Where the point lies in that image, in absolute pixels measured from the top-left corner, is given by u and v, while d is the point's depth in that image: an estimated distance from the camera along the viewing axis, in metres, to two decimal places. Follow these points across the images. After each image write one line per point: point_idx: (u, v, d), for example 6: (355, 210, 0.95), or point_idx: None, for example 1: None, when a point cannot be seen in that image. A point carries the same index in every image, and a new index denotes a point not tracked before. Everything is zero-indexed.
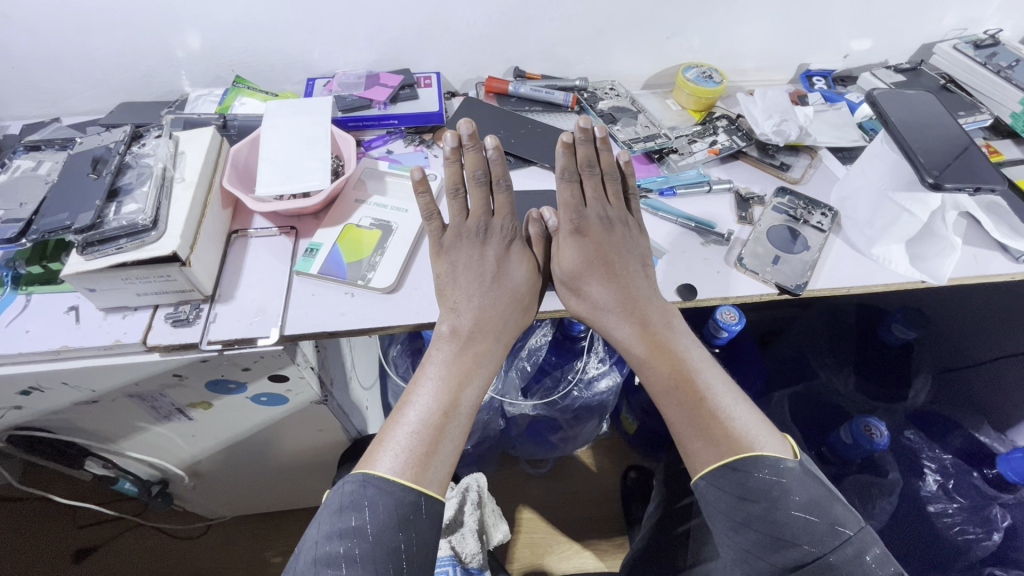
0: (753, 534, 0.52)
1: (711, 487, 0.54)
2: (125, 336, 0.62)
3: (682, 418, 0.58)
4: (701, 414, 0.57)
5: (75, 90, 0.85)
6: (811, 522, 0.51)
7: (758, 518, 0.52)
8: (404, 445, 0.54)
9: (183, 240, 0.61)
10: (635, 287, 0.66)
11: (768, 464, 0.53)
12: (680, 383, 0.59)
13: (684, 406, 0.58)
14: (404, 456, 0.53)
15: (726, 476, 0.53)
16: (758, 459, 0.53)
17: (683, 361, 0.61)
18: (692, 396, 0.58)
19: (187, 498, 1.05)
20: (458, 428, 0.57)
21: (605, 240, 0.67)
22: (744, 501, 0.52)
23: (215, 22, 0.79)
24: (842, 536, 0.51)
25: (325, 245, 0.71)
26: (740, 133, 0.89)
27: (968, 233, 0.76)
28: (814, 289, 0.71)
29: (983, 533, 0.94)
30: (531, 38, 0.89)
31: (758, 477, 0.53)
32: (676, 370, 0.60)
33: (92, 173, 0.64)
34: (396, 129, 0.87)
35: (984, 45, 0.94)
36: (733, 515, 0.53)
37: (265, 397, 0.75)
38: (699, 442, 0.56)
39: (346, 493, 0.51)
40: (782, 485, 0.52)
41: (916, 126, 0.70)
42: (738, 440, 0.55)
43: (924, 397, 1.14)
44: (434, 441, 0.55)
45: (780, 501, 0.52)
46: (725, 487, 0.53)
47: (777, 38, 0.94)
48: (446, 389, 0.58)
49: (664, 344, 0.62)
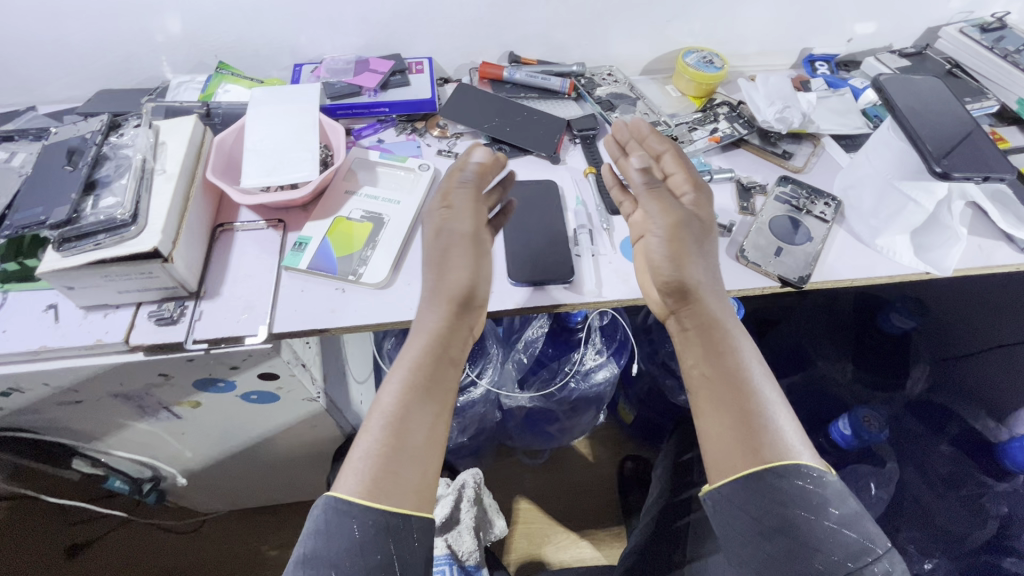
0: (786, 542, 0.49)
1: (749, 491, 0.50)
2: (107, 335, 0.60)
3: (723, 425, 0.53)
4: (746, 420, 0.53)
5: (52, 78, 0.81)
6: (844, 535, 0.49)
7: (794, 525, 0.49)
8: (367, 464, 0.49)
9: (165, 236, 0.58)
10: (697, 278, 0.60)
11: (811, 473, 0.50)
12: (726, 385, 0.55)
13: (731, 412, 0.53)
14: (365, 476, 0.49)
15: (765, 481, 0.50)
16: (801, 467, 0.50)
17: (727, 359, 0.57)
18: (741, 403, 0.54)
19: (181, 494, 1.04)
20: (416, 450, 0.51)
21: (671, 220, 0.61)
22: (782, 508, 0.49)
23: (196, 6, 0.76)
24: (873, 553, 0.49)
25: (314, 238, 0.68)
26: (741, 120, 0.86)
27: (974, 223, 0.74)
28: (817, 282, 0.69)
29: (976, 522, 0.96)
30: (525, 22, 0.86)
31: (799, 485, 0.50)
32: (728, 377, 0.55)
33: (68, 165, 0.61)
34: (387, 117, 0.84)
35: (991, 28, 0.92)
36: (770, 521, 0.49)
37: (256, 395, 0.73)
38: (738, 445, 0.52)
39: (329, 513, 0.47)
40: (822, 496, 0.50)
41: (922, 113, 0.69)
42: (779, 448, 0.51)
43: (922, 385, 1.13)
44: (390, 461, 0.49)
45: (819, 511, 0.49)
46: (759, 494, 0.50)
47: (780, 20, 0.91)
48: (400, 404, 0.52)
49: (724, 345, 0.58)
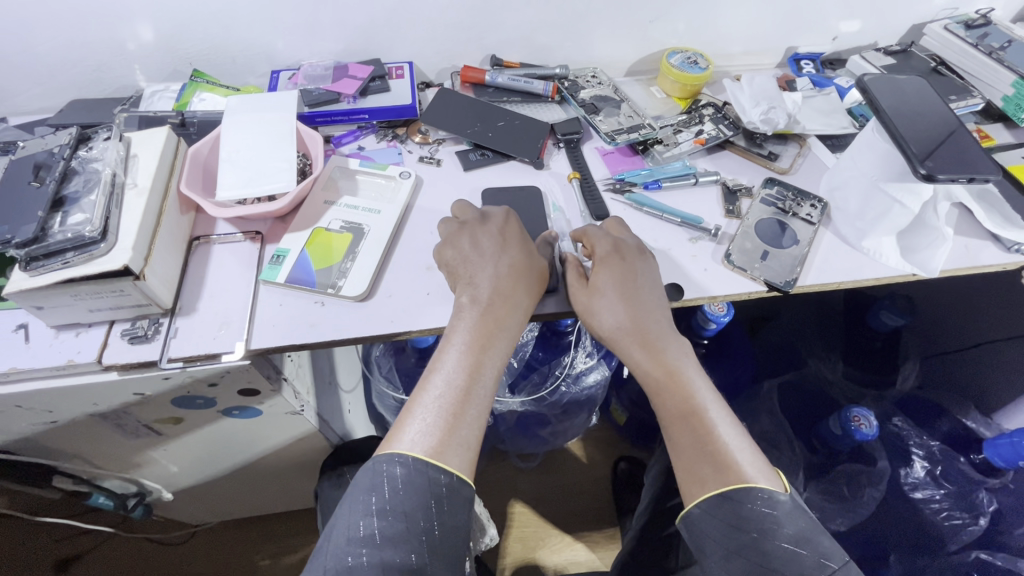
0: (742, 562, 0.50)
1: (706, 515, 0.52)
2: (79, 355, 0.58)
3: (690, 447, 0.55)
4: (708, 444, 0.54)
5: (21, 89, 0.79)
6: (799, 555, 0.49)
7: (748, 547, 0.50)
8: (429, 423, 0.52)
9: (136, 252, 0.56)
10: (651, 318, 0.61)
11: (762, 495, 0.51)
12: (678, 405, 0.57)
13: (697, 434, 0.55)
14: (433, 430, 0.51)
15: (717, 505, 0.51)
16: (753, 490, 0.51)
17: (678, 377, 0.59)
18: (704, 428, 0.56)
19: (167, 507, 1.02)
20: (479, 408, 0.54)
21: (624, 272, 0.63)
22: (737, 531, 0.50)
23: (168, 13, 0.74)
24: (829, 570, 0.48)
25: (293, 251, 0.67)
26: (726, 121, 0.85)
27: (960, 223, 0.74)
28: (803, 286, 0.69)
29: (969, 518, 0.95)
30: (507, 25, 0.85)
31: (749, 508, 0.51)
32: (688, 402, 0.57)
33: (34, 180, 0.59)
34: (368, 124, 0.82)
35: (976, 25, 0.91)
36: (725, 543, 0.50)
37: (238, 410, 0.72)
38: (706, 467, 0.53)
39: (382, 474, 0.49)
40: (773, 516, 0.50)
41: (907, 113, 0.68)
42: (738, 469, 0.53)
43: (912, 380, 1.14)
44: (457, 415, 0.53)
45: (770, 533, 0.50)
46: (714, 522, 0.51)
47: (765, 20, 0.91)
48: (474, 358, 0.56)
49: (681, 376, 0.59)
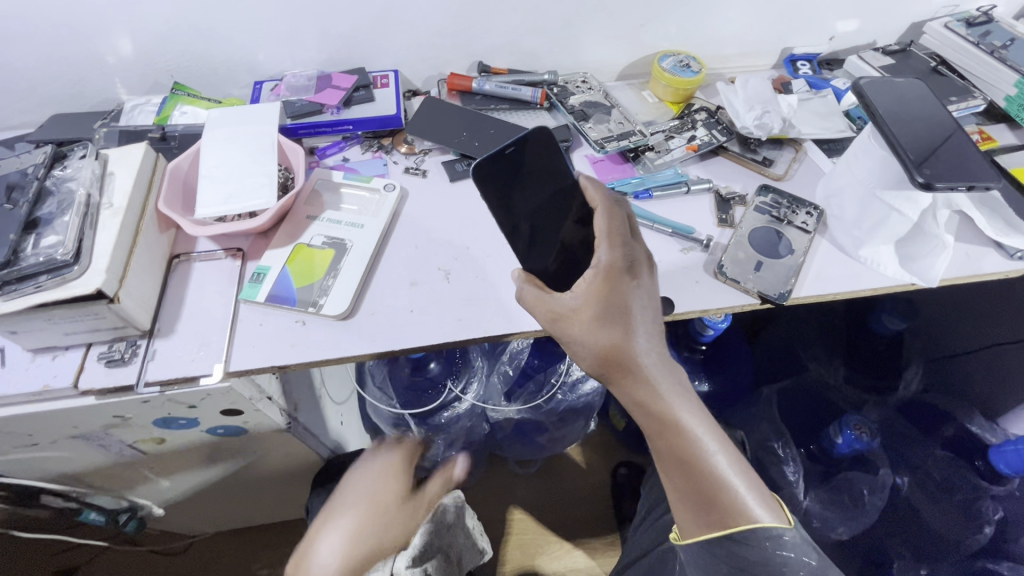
0: None
1: (707, 552, 0.53)
2: (55, 380, 0.57)
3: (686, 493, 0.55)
4: (706, 492, 0.53)
5: (0, 104, 0.78)
6: None
7: None
8: None
9: (110, 275, 0.55)
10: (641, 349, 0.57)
11: (767, 537, 0.50)
12: (675, 450, 0.55)
13: (688, 486, 0.54)
14: None
15: (721, 546, 0.52)
16: (760, 533, 0.50)
17: (668, 412, 0.56)
18: (696, 476, 0.54)
19: (161, 520, 1.02)
20: None
21: (612, 292, 0.57)
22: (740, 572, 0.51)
23: (145, 26, 0.73)
24: None
25: (273, 268, 0.65)
26: (720, 126, 0.83)
27: (962, 230, 0.72)
28: (798, 297, 0.67)
29: (973, 527, 0.93)
30: (493, 31, 0.83)
31: (756, 549, 0.50)
32: (680, 447, 0.55)
33: (8, 202, 0.58)
34: (352, 135, 0.81)
35: (977, 22, 0.89)
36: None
37: (223, 429, 0.71)
38: (698, 510, 0.54)
39: None
40: (783, 558, 0.50)
41: (904, 119, 0.66)
42: (735, 511, 0.52)
43: (917, 385, 1.11)
44: None
45: (779, 573, 0.50)
46: (714, 563, 0.52)
47: (758, 21, 0.88)
48: None
49: (679, 423, 0.55)
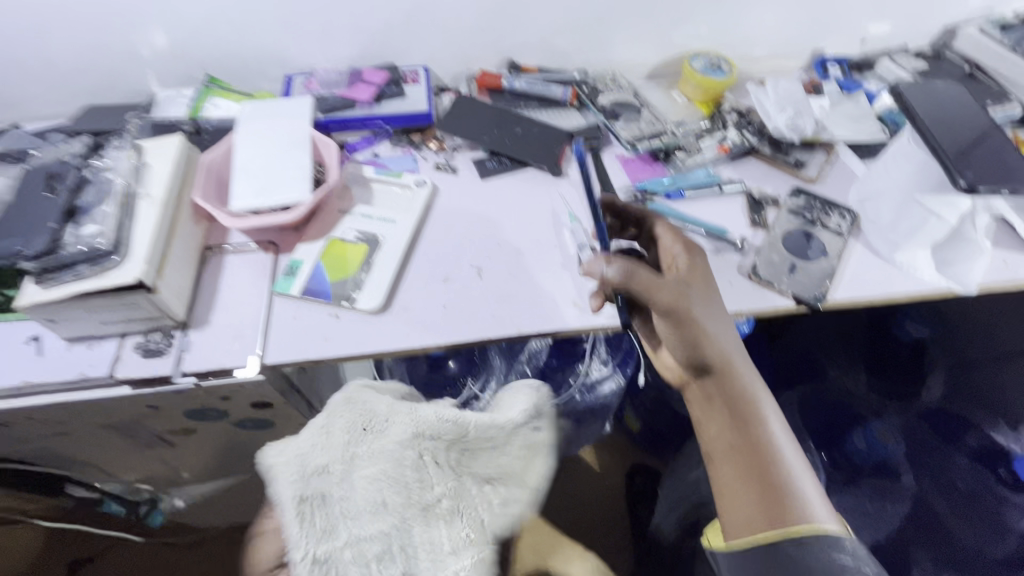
0: None
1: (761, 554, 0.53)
2: (91, 369, 0.58)
3: (750, 489, 0.56)
4: (773, 490, 0.55)
5: (34, 94, 0.78)
6: None
7: None
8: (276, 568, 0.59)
9: (150, 265, 0.55)
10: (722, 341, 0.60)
11: (833, 542, 0.52)
12: (749, 439, 0.58)
13: (751, 483, 0.56)
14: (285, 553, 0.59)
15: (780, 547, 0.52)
16: (826, 538, 0.52)
17: (748, 401, 0.60)
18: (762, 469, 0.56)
19: (180, 512, 1.02)
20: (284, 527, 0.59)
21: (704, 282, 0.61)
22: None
23: (181, 17, 0.73)
24: None
25: (307, 262, 0.65)
26: (751, 128, 0.83)
27: (1001, 236, 0.71)
28: (834, 301, 0.66)
29: (997, 535, 0.93)
30: (525, 28, 0.83)
31: (823, 556, 0.51)
32: (752, 437, 0.58)
33: (48, 191, 0.58)
34: (382, 130, 0.81)
35: (1012, 28, 0.88)
36: None
37: (250, 422, 0.71)
38: (762, 507, 0.55)
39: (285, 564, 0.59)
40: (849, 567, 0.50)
41: (940, 125, 0.68)
42: (802, 511, 0.54)
43: (938, 394, 1.08)
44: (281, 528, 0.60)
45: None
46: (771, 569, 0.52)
47: (789, 22, 0.88)
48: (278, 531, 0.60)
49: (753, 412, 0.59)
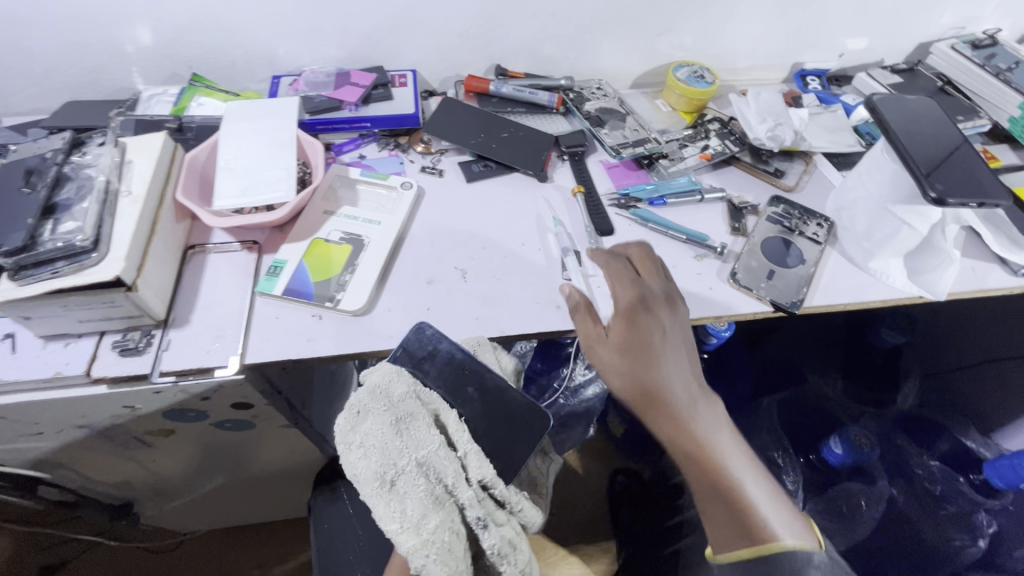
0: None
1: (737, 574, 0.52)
2: (67, 367, 0.57)
3: (720, 516, 0.54)
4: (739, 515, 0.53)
5: (14, 89, 0.77)
6: None
7: None
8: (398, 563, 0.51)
9: (129, 263, 0.55)
10: (675, 382, 0.56)
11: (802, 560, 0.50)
12: (709, 475, 0.55)
13: (723, 508, 0.54)
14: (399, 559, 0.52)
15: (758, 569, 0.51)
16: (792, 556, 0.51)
17: (704, 435, 0.55)
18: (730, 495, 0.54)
19: (155, 516, 1.00)
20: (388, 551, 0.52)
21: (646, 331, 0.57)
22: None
23: (167, 16, 0.73)
24: None
25: (290, 262, 0.65)
26: (732, 137, 0.85)
27: (967, 246, 0.74)
28: (810, 307, 0.67)
29: (969, 540, 0.94)
30: (513, 35, 0.84)
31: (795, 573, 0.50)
32: (713, 470, 0.55)
33: (25, 186, 0.57)
34: (369, 132, 0.81)
35: (982, 45, 0.91)
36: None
37: (230, 423, 0.70)
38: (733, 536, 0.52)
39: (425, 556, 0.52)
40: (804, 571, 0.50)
41: (915, 135, 0.67)
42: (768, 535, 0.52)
43: (913, 399, 1.12)
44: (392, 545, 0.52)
45: None
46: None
47: (771, 36, 0.90)
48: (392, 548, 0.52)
49: (711, 447, 0.55)
